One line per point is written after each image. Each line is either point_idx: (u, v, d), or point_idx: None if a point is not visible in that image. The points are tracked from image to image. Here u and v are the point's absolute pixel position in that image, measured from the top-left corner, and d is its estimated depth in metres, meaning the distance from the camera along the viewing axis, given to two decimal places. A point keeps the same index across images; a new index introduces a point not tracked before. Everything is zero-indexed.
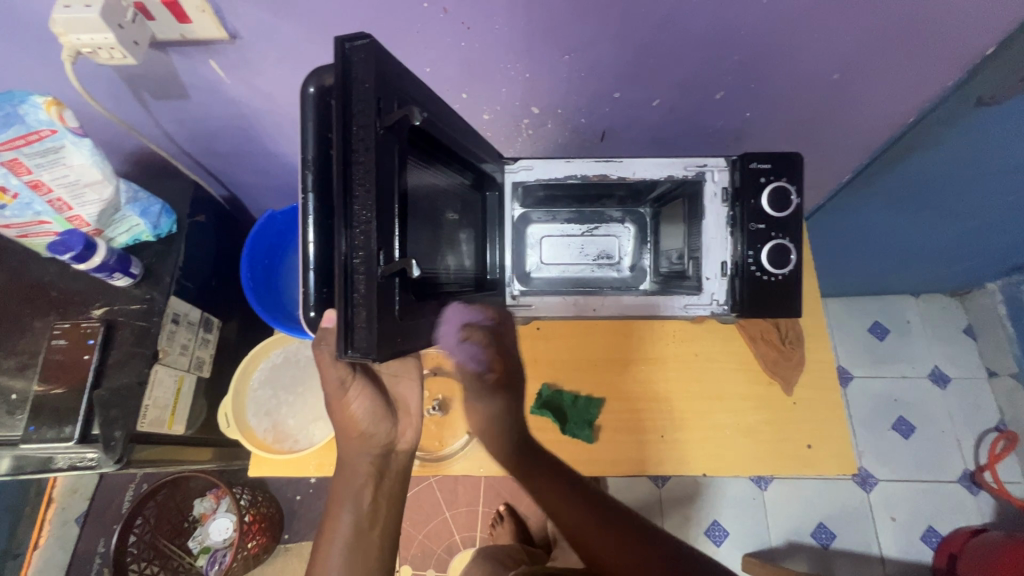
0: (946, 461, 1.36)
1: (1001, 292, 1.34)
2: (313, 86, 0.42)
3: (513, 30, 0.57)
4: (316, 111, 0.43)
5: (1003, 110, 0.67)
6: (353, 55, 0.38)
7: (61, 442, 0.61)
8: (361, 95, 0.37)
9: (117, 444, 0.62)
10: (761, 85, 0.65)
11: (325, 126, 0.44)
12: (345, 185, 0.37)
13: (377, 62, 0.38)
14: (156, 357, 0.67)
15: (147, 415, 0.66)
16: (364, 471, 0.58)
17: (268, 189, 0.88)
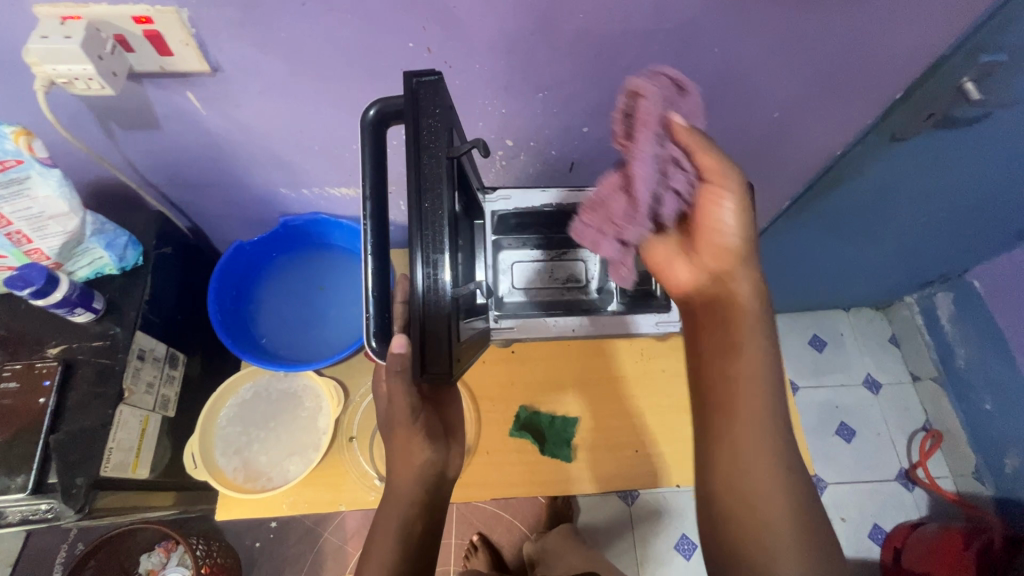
0: (885, 462, 1.48)
1: (918, 303, 1.52)
2: (374, 110, 0.49)
3: (492, 69, 0.60)
4: (372, 133, 0.49)
5: (910, 145, 0.79)
6: (420, 88, 0.48)
7: (12, 493, 0.56)
8: (428, 129, 0.47)
9: (79, 491, 0.58)
10: (714, 123, 0.72)
11: (379, 147, 0.50)
12: (420, 216, 0.47)
13: (438, 95, 0.48)
14: (121, 397, 0.63)
15: (111, 460, 0.62)
16: (412, 503, 0.56)
17: (235, 220, 0.87)
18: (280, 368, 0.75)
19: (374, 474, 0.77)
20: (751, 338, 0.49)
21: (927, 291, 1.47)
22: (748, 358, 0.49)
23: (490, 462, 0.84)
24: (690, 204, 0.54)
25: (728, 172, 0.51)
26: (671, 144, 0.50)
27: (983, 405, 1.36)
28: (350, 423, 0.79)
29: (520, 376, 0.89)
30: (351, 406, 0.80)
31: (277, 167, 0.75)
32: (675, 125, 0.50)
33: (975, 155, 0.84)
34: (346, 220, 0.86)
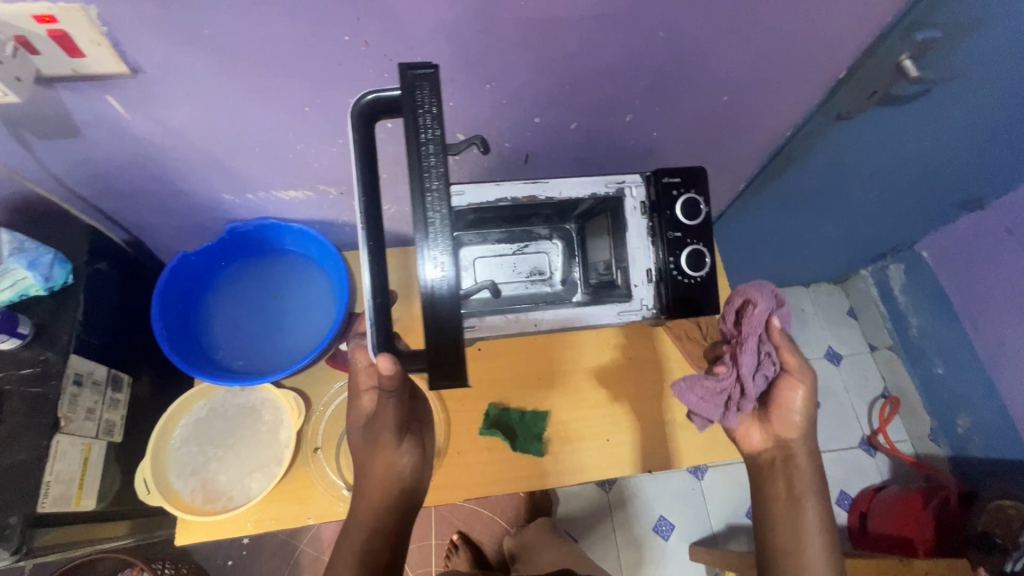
0: (848, 430, 1.53)
1: (872, 276, 1.58)
2: (368, 97, 0.48)
3: (435, 61, 0.58)
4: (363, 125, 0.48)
5: (856, 124, 0.80)
6: (417, 83, 0.47)
7: None
8: (427, 126, 0.46)
9: (13, 532, 0.56)
10: (665, 109, 0.71)
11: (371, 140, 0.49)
12: (424, 218, 0.47)
13: (436, 90, 0.47)
14: (56, 427, 0.61)
15: (49, 494, 0.60)
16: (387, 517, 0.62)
17: (177, 231, 0.82)
18: (235, 383, 0.72)
19: (340, 484, 0.77)
20: (807, 491, 0.64)
21: (880, 264, 1.53)
22: (808, 508, 0.63)
23: (463, 462, 0.82)
24: (771, 388, 0.66)
25: (805, 369, 0.64)
26: (774, 347, 0.63)
27: (935, 370, 1.43)
28: (314, 434, 0.79)
29: (487, 373, 0.87)
30: (314, 417, 0.81)
31: (216, 172, 0.71)
32: (771, 329, 0.63)
33: (917, 131, 0.87)
34: (297, 223, 0.83)
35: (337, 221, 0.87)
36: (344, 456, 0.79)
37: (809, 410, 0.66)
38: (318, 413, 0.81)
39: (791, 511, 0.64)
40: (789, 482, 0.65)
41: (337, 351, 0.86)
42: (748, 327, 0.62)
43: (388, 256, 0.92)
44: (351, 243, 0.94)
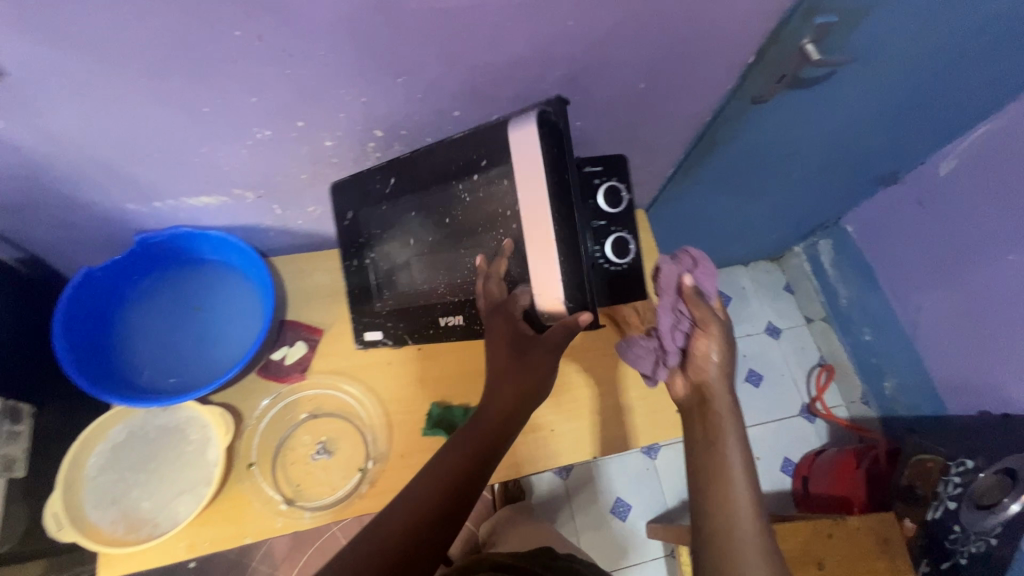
0: (789, 399, 1.61)
1: (804, 252, 1.65)
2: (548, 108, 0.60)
3: (338, 55, 0.56)
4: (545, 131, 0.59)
5: (770, 106, 0.83)
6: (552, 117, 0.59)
7: None
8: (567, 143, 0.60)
9: None
10: (584, 98, 0.71)
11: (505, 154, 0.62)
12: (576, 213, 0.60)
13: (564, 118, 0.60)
14: None
15: None
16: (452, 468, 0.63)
17: (79, 246, 0.76)
18: (151, 404, 0.68)
19: (278, 498, 0.75)
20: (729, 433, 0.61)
21: (811, 240, 1.61)
22: (724, 449, 0.61)
23: (402, 467, 0.80)
24: (687, 346, 0.66)
25: (712, 322, 0.64)
26: (682, 303, 0.66)
27: (864, 337, 1.51)
28: (247, 449, 0.77)
29: (428, 372, 0.85)
30: (246, 432, 0.78)
31: (114, 180, 0.66)
32: (684, 287, 0.65)
33: (828, 112, 0.90)
34: (214, 231, 0.78)
35: (260, 226, 0.83)
36: (280, 470, 0.77)
37: (722, 364, 0.65)
38: (251, 427, 0.78)
39: (717, 500, 0.58)
40: (708, 473, 0.60)
41: (268, 362, 0.82)
42: (660, 287, 0.67)
43: (318, 259, 0.89)
44: (278, 248, 0.90)
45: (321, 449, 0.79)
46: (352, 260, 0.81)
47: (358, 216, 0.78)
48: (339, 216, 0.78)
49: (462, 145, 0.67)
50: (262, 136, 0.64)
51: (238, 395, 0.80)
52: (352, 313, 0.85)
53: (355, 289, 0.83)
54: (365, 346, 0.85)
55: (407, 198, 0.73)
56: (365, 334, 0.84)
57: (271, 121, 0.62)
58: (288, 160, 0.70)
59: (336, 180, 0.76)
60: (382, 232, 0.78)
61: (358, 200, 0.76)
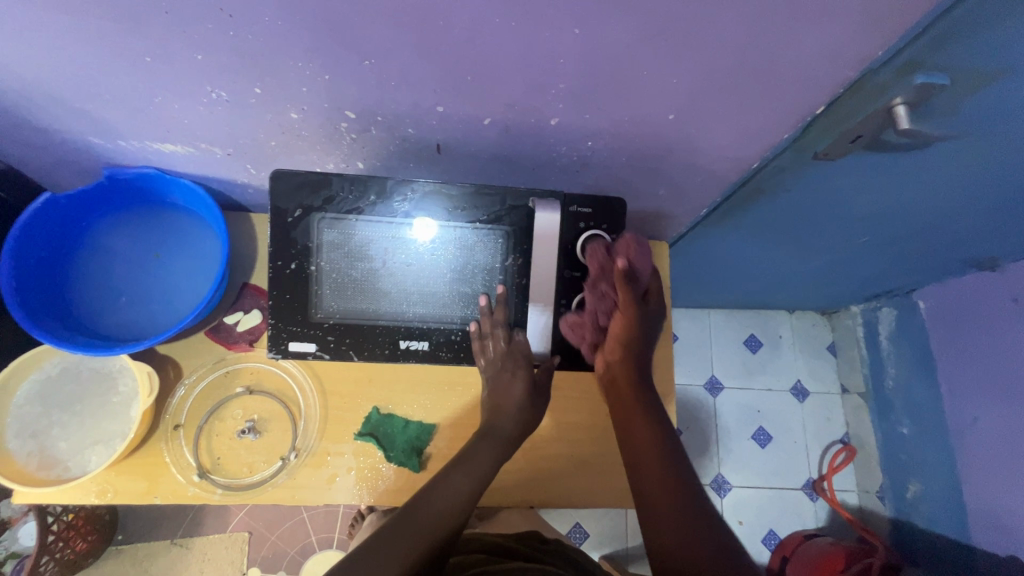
0: (795, 470, 1.46)
1: (861, 315, 1.44)
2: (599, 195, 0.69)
3: (289, 24, 0.47)
4: (584, 204, 0.69)
5: (838, 165, 0.67)
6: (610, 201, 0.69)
7: None
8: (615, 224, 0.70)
9: None
10: (596, 118, 0.59)
11: (571, 221, 0.69)
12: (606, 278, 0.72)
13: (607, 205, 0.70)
14: None
15: None
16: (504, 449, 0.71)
17: (49, 169, 0.73)
18: (78, 352, 0.66)
19: (194, 467, 0.74)
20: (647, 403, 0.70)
21: (872, 304, 1.40)
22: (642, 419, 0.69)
23: (323, 465, 0.76)
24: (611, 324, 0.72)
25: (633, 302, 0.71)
26: (607, 283, 0.70)
27: (900, 429, 1.33)
28: (177, 410, 0.75)
29: (376, 372, 0.80)
30: (181, 391, 0.76)
31: (67, 113, 0.61)
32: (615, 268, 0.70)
33: (916, 182, 0.72)
34: (184, 180, 0.73)
35: (236, 181, 0.77)
36: (204, 439, 0.75)
37: (639, 342, 0.72)
38: (185, 389, 0.76)
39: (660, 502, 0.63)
40: (650, 471, 0.65)
41: (220, 325, 0.79)
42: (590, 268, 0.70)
43: None
44: (259, 206, 0.84)
45: (248, 427, 0.76)
46: (285, 263, 0.67)
47: (307, 215, 0.66)
48: (277, 217, 0.66)
49: (496, 202, 0.67)
50: (217, 96, 0.57)
51: (183, 351, 0.77)
52: (269, 320, 0.69)
53: (286, 298, 0.69)
54: (285, 356, 0.70)
55: (372, 217, 0.67)
56: (291, 344, 0.70)
57: (224, 83, 0.55)
58: (251, 125, 0.63)
59: (281, 173, 0.65)
60: (332, 244, 0.67)
61: (311, 199, 0.65)
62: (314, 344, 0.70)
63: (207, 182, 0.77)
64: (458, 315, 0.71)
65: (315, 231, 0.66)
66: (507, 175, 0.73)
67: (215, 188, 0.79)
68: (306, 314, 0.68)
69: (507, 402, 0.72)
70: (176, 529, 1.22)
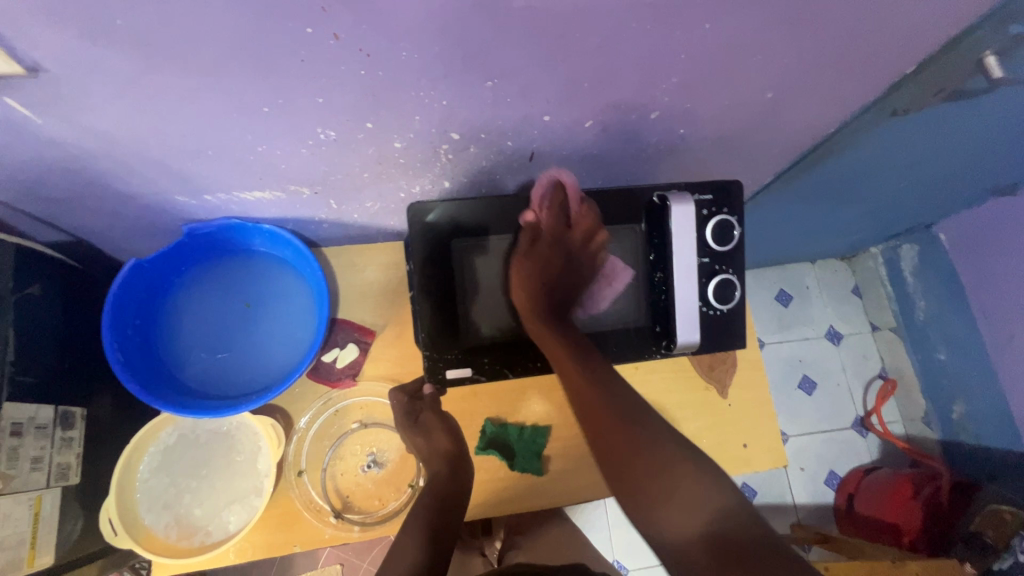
0: (843, 411, 1.52)
1: (882, 254, 1.50)
2: (727, 181, 0.65)
3: (424, 56, 0.46)
4: (708, 188, 0.65)
5: (910, 118, 0.70)
6: (732, 186, 0.65)
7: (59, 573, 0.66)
8: (739, 206, 0.66)
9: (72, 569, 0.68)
10: (697, 105, 0.60)
11: (699, 205, 0.65)
12: (736, 262, 0.66)
13: (728, 190, 0.65)
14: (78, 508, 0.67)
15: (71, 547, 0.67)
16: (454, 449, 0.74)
17: (121, 237, 0.70)
18: (201, 415, 0.65)
19: (328, 510, 0.73)
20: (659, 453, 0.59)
21: (892, 243, 1.46)
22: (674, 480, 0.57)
23: None
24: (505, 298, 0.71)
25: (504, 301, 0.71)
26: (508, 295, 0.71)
27: (937, 355, 1.40)
28: (297, 455, 0.74)
29: (486, 387, 0.80)
30: (296, 436, 0.75)
31: (162, 176, 0.59)
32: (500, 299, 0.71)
33: (975, 124, 0.76)
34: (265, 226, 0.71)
35: (313, 219, 0.73)
36: (331, 480, 0.74)
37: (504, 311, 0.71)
38: (299, 435, 0.75)
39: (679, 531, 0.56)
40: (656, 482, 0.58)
41: (319, 364, 0.77)
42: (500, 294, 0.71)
43: (369, 254, 0.81)
44: (329, 239, 0.81)
45: (372, 461, 0.76)
46: (434, 290, 0.65)
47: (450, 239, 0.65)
48: (423, 244, 0.65)
49: (620, 207, 0.66)
50: (325, 137, 0.56)
51: (287, 398, 0.76)
52: (422, 352, 0.67)
53: (435, 325, 0.66)
54: (441, 385, 0.68)
55: (514, 238, 0.68)
56: (448, 372, 0.67)
57: (337, 121, 0.54)
58: (349, 160, 0.61)
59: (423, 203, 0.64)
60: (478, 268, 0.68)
61: (454, 223, 0.65)
62: (470, 367, 0.67)
63: (283, 224, 0.74)
64: (605, 312, 0.69)
65: (458, 253, 0.66)
66: (591, 172, 0.73)
67: (290, 228, 0.75)
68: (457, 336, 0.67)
69: (461, 453, 0.75)
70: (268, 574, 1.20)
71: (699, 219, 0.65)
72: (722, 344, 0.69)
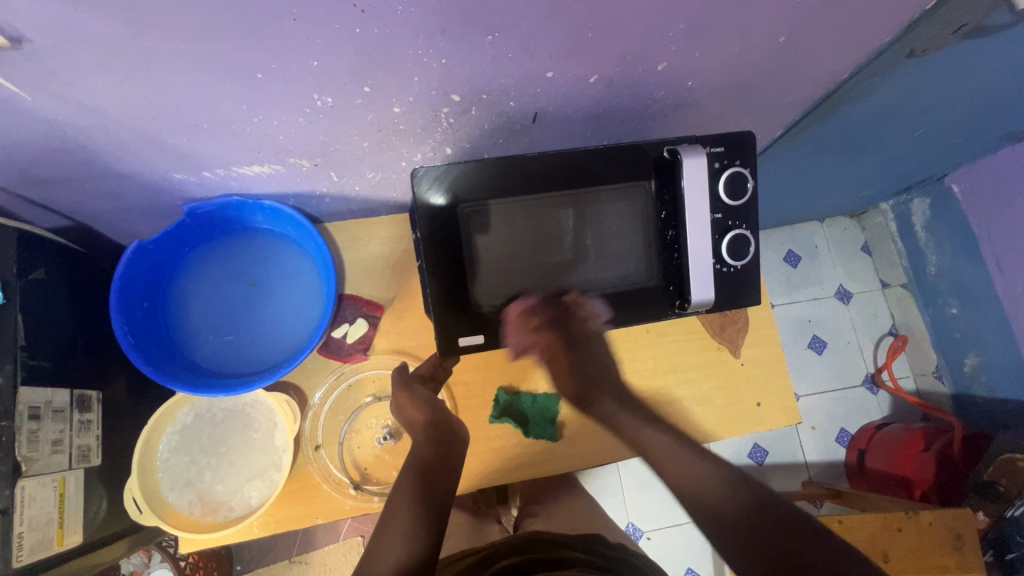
0: (854, 369, 1.52)
1: (892, 210, 1.48)
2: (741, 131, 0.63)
3: (420, 10, 0.44)
4: (721, 139, 0.63)
5: (928, 60, 0.67)
6: (745, 137, 0.63)
7: (89, 553, 0.68)
8: (752, 157, 0.64)
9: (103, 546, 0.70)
10: (705, 54, 0.58)
11: (710, 160, 0.63)
12: (751, 218, 0.65)
13: (741, 143, 0.63)
14: (102, 489, 0.69)
15: (99, 527, 0.69)
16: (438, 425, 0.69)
17: (122, 218, 0.69)
18: (215, 394, 0.65)
19: (347, 482, 0.74)
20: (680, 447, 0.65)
21: (902, 197, 1.43)
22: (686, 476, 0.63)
23: (472, 452, 0.78)
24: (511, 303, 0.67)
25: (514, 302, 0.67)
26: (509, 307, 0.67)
27: (949, 309, 1.39)
28: (313, 430, 0.74)
29: (498, 357, 0.80)
30: (311, 412, 0.75)
31: (159, 153, 0.57)
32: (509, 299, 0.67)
33: (995, 64, 0.73)
34: (266, 202, 0.69)
35: (314, 193, 0.72)
36: (348, 454, 0.75)
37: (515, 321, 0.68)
38: (314, 410, 0.75)
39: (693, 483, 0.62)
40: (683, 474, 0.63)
41: (329, 340, 0.77)
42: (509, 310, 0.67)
43: (372, 228, 0.80)
44: (332, 214, 0.80)
45: (387, 433, 0.77)
46: (440, 261, 0.64)
47: (453, 207, 0.63)
48: (425, 214, 0.63)
49: (628, 165, 0.65)
50: (322, 104, 0.54)
51: (300, 374, 0.76)
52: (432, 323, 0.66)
53: (444, 296, 0.65)
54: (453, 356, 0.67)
55: (519, 203, 0.64)
56: (460, 340, 0.66)
57: (333, 86, 0.52)
58: (348, 129, 0.60)
59: (422, 171, 0.61)
60: (486, 237, 0.65)
61: (456, 191, 0.62)
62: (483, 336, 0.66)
63: (284, 200, 0.73)
64: (620, 274, 0.67)
65: (462, 222, 0.63)
66: (596, 132, 0.71)
67: (292, 204, 0.74)
68: (467, 306, 0.65)
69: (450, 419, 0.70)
70: (290, 550, 1.23)
71: (712, 174, 0.63)
72: (735, 302, 0.68)
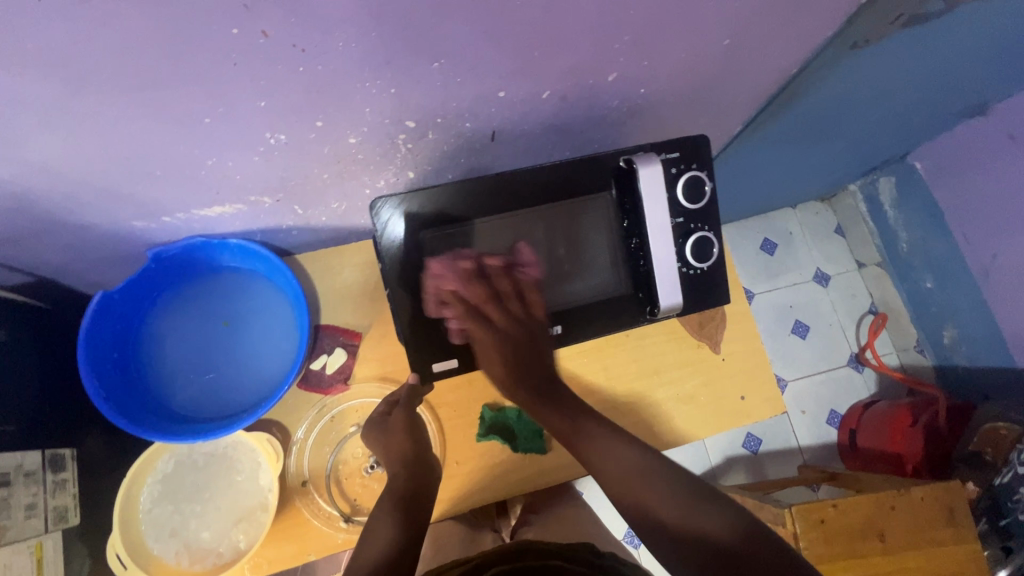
0: (838, 350, 1.54)
1: (861, 191, 1.50)
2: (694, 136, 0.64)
3: (362, 45, 0.44)
4: (676, 145, 0.64)
5: (871, 50, 0.68)
6: (699, 141, 0.64)
7: None
8: (708, 160, 0.65)
9: None
10: (654, 62, 0.59)
11: (668, 166, 0.64)
12: (712, 220, 0.66)
13: (696, 147, 0.64)
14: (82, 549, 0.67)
15: None
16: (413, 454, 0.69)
17: (85, 270, 0.68)
18: (192, 441, 0.64)
19: (337, 515, 0.73)
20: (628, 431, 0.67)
21: (869, 178, 1.46)
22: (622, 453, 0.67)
23: (460, 472, 0.77)
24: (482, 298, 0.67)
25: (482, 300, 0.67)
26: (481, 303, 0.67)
27: (923, 284, 1.42)
28: (298, 466, 0.73)
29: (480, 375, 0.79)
30: (295, 448, 0.74)
31: (115, 204, 0.57)
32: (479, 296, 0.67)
33: (937, 48, 0.75)
34: (231, 241, 0.69)
35: (280, 227, 0.72)
36: (335, 486, 0.74)
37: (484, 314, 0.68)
38: (297, 446, 0.74)
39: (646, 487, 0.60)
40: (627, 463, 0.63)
41: (308, 373, 0.76)
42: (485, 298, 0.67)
43: (343, 256, 0.80)
44: (302, 246, 0.79)
45: (374, 462, 0.76)
46: (411, 289, 0.64)
47: (418, 234, 0.63)
48: (392, 243, 0.63)
49: (589, 175, 0.65)
50: (275, 141, 0.54)
51: (281, 410, 0.75)
52: (407, 350, 0.66)
53: (417, 323, 0.65)
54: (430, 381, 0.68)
55: (487, 222, 0.64)
56: (435, 364, 0.66)
57: (285, 123, 0.52)
58: (306, 163, 0.59)
59: (384, 200, 0.61)
60: (455, 260, 0.65)
61: (420, 218, 0.62)
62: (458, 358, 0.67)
63: (250, 236, 0.72)
64: (592, 284, 0.68)
65: (430, 248, 0.64)
66: (557, 144, 0.72)
67: (258, 240, 0.74)
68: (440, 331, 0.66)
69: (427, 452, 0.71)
70: None
71: (670, 179, 0.64)
72: (706, 301, 0.69)
